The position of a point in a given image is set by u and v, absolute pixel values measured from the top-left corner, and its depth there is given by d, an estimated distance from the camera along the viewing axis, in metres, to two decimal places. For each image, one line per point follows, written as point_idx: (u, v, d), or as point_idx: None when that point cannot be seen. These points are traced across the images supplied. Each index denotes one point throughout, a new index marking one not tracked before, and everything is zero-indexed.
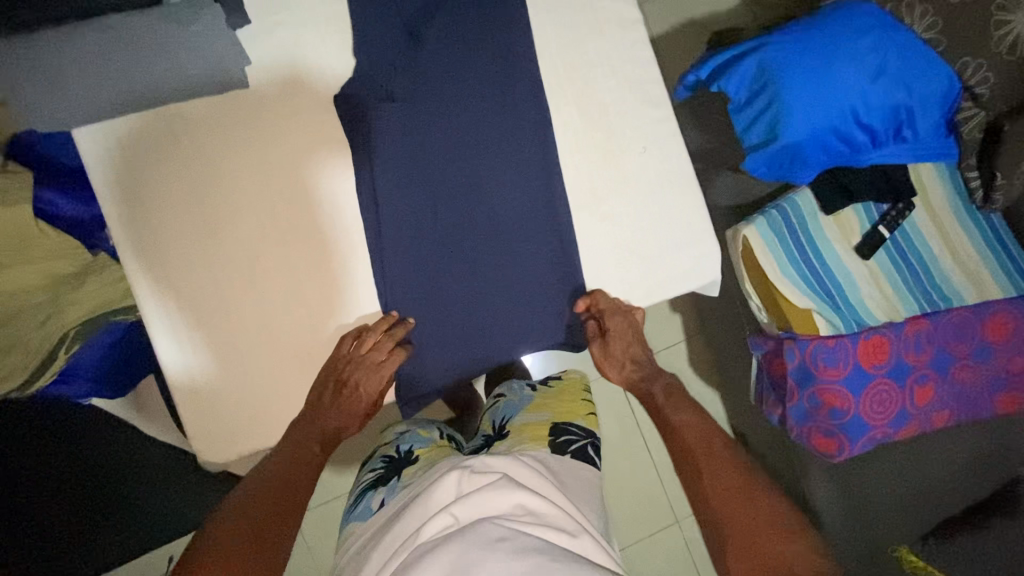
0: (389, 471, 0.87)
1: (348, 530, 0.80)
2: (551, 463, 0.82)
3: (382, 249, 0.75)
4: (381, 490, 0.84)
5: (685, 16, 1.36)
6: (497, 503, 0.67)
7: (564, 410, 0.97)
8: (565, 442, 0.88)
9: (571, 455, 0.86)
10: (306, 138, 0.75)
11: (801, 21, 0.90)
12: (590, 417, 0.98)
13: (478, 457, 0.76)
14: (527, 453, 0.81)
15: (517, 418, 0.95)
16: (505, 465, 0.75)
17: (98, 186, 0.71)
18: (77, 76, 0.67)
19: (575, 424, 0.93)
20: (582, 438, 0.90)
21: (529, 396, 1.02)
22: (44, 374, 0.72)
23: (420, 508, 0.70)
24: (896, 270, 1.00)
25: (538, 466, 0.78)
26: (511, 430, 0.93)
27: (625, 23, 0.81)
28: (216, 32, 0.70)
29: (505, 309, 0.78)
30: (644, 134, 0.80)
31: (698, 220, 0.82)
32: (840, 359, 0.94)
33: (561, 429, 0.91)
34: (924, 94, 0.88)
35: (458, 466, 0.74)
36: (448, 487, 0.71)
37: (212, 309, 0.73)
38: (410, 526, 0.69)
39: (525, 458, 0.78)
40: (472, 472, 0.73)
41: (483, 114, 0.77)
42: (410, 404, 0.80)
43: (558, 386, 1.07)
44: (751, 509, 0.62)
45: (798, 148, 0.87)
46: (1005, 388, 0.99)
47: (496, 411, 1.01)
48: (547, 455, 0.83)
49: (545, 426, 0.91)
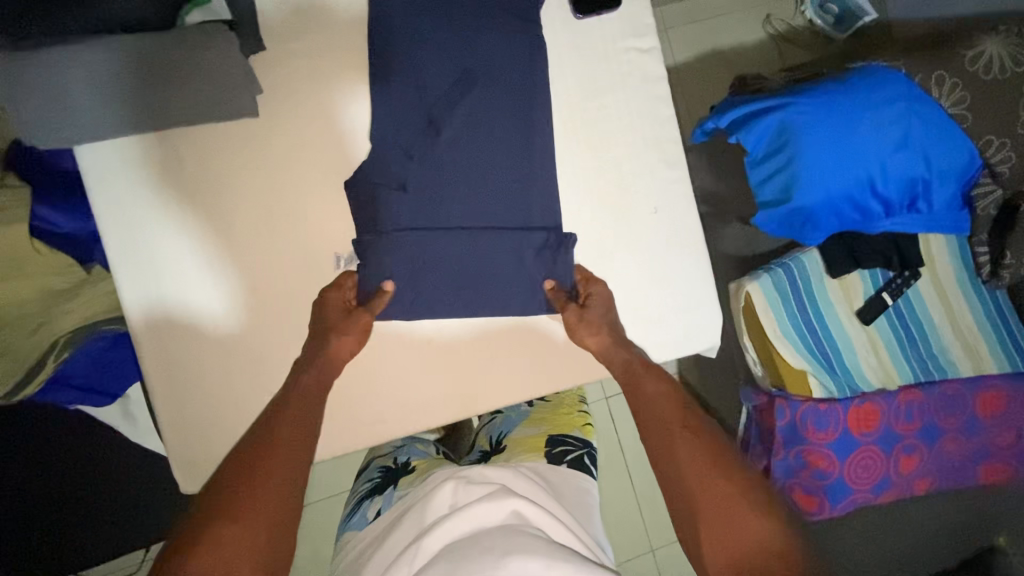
0: (385, 480, 0.89)
1: (343, 539, 0.82)
2: (547, 474, 0.84)
3: (388, 279, 0.74)
4: (377, 500, 0.85)
5: (710, 46, 1.35)
6: (491, 510, 0.67)
7: (561, 423, 0.98)
8: (561, 453, 0.90)
9: (568, 466, 0.87)
10: (313, 173, 0.75)
11: (824, 83, 0.89)
12: (587, 429, 1.00)
13: (474, 470, 0.78)
14: (525, 465, 0.84)
15: (514, 432, 0.97)
16: (501, 477, 0.76)
17: (99, 206, 0.71)
18: (85, 92, 0.65)
19: (571, 435, 0.95)
20: (578, 449, 0.92)
21: (526, 411, 1.03)
22: (31, 380, 0.71)
23: (417, 515, 0.73)
24: (896, 337, 1.00)
25: (535, 477, 0.80)
26: (509, 443, 0.94)
27: (648, 78, 0.79)
28: (228, 59, 0.68)
29: (496, 355, 0.78)
30: (655, 194, 0.79)
31: (704, 281, 0.80)
32: (828, 424, 0.95)
33: (558, 440, 0.93)
34: (941, 168, 0.86)
35: (454, 476, 0.76)
36: (444, 497, 0.73)
37: (207, 333, 0.74)
38: (407, 536, 0.71)
39: (522, 471, 0.79)
40: (468, 482, 0.74)
41: (494, 157, 0.75)
42: (398, 417, 0.78)
43: (556, 399, 1.07)
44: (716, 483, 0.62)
45: (809, 212, 0.86)
46: (989, 461, 0.98)
47: (493, 428, 1.01)
48: (544, 466, 0.85)
49: (542, 438, 0.93)
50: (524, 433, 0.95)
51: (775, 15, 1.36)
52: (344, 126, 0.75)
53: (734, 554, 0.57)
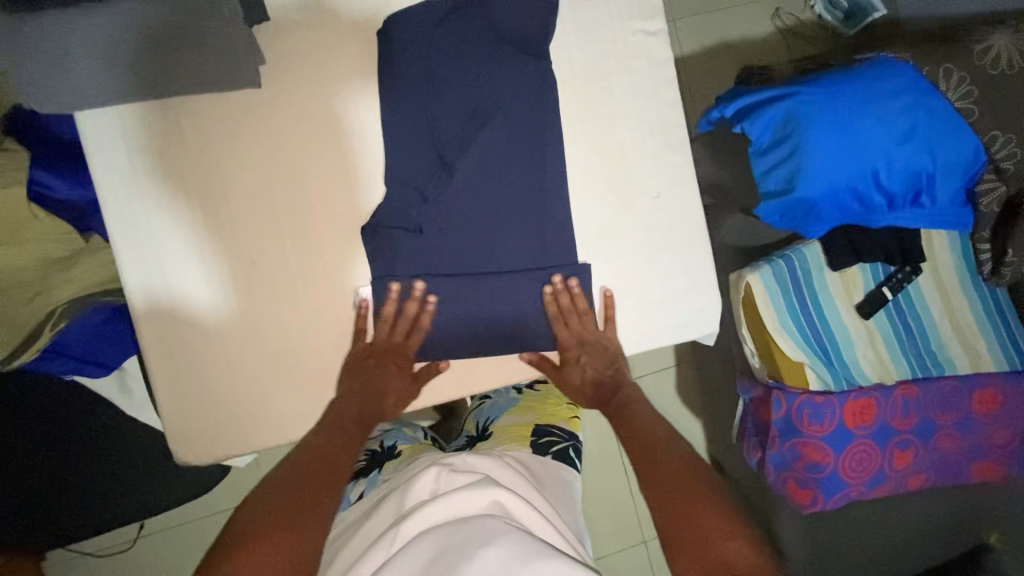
0: (371, 464, 0.90)
1: None
2: (533, 467, 0.83)
3: (392, 254, 0.74)
4: (362, 483, 0.86)
5: (717, 37, 1.34)
6: (471, 500, 0.67)
7: (548, 412, 0.98)
8: (546, 444, 0.90)
9: (552, 457, 0.88)
10: (313, 149, 0.74)
11: (833, 73, 0.88)
12: (573, 421, 1.00)
13: (459, 457, 0.78)
14: (510, 454, 0.83)
15: (501, 419, 0.97)
16: (486, 466, 0.76)
17: (98, 173, 0.71)
18: (84, 56, 0.64)
19: (557, 426, 0.95)
20: (562, 441, 0.92)
21: (515, 398, 1.04)
22: (29, 347, 0.70)
23: (398, 497, 0.73)
24: (894, 333, 1.00)
25: (519, 468, 0.80)
26: (498, 430, 0.94)
27: (655, 62, 0.78)
28: (233, 29, 0.67)
29: (493, 336, 0.78)
30: (658, 180, 0.78)
31: (704, 269, 0.80)
32: (825, 417, 0.95)
33: (543, 431, 0.93)
34: (947, 161, 0.85)
35: (438, 462, 0.76)
36: (427, 481, 0.73)
37: (202, 307, 0.74)
38: (387, 518, 0.71)
39: (506, 462, 0.79)
40: (452, 469, 0.75)
41: (507, 135, 0.74)
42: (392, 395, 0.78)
43: (545, 387, 1.07)
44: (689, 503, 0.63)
45: (813, 203, 0.86)
46: (984, 458, 0.99)
47: (480, 413, 1.03)
48: (527, 457, 0.85)
49: (528, 426, 0.93)
50: (511, 420, 0.96)
51: (783, 9, 1.36)
52: (346, 102, 0.75)
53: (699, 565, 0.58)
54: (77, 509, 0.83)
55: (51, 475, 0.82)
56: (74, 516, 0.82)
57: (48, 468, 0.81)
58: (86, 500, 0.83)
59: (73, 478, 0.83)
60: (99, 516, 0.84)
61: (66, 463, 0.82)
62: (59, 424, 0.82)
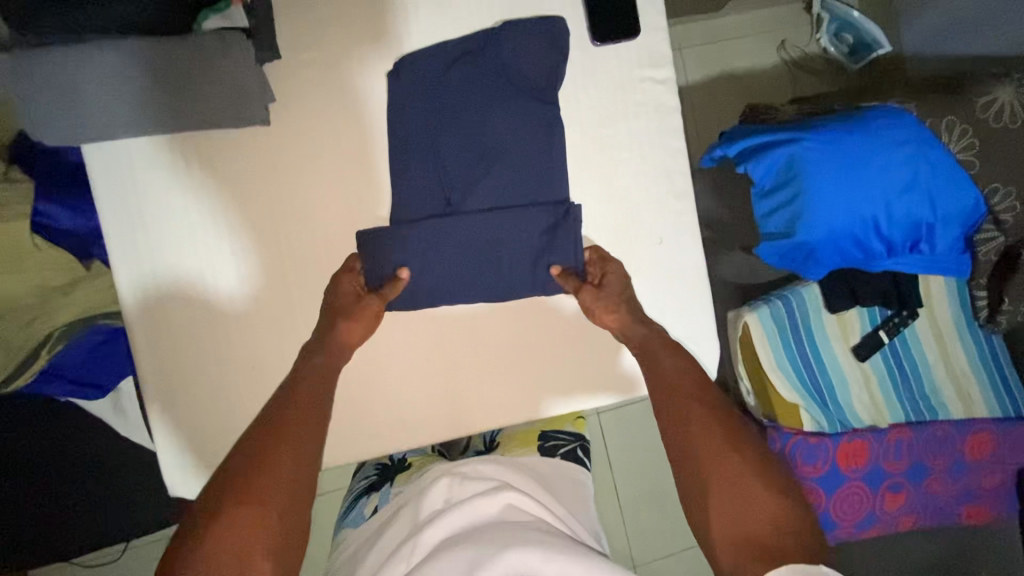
0: (380, 479, 0.90)
1: (341, 536, 0.83)
2: (540, 468, 0.84)
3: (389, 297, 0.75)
4: (374, 497, 0.86)
5: (722, 68, 1.35)
6: (487, 505, 0.68)
7: (553, 417, 0.98)
8: (554, 446, 0.90)
9: (560, 458, 0.88)
10: (321, 182, 0.75)
11: (838, 120, 0.88)
12: (579, 422, 1.00)
13: (470, 466, 0.78)
14: (519, 460, 0.84)
15: (506, 428, 0.97)
16: (494, 471, 0.76)
17: (102, 204, 0.71)
18: (95, 93, 0.65)
19: (563, 430, 0.95)
20: (570, 442, 0.93)
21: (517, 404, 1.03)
22: (22, 373, 0.72)
23: (412, 511, 0.73)
24: (888, 375, 1.00)
25: (528, 471, 0.81)
26: (503, 438, 0.94)
27: (663, 109, 0.78)
28: (244, 67, 0.69)
29: (492, 371, 0.79)
30: (662, 225, 0.79)
31: (703, 311, 0.80)
32: (818, 458, 0.96)
33: (550, 435, 0.93)
34: (947, 212, 0.86)
35: (450, 473, 0.76)
36: (439, 492, 0.73)
37: (203, 337, 0.75)
38: (402, 529, 0.71)
39: (515, 467, 0.79)
40: (463, 479, 0.75)
41: (510, 172, 0.75)
42: (392, 428, 0.78)
43: None
44: (735, 463, 0.61)
45: (813, 248, 0.87)
46: (974, 502, 0.99)
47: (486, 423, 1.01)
48: (535, 460, 0.86)
49: (533, 433, 0.93)
50: (516, 428, 0.95)
51: (789, 41, 1.36)
52: (354, 139, 0.75)
53: (743, 528, 0.57)
54: (86, 521, 0.85)
55: (59, 490, 0.84)
56: (85, 529, 0.85)
57: (54, 484, 0.84)
58: (94, 513, 0.86)
59: (79, 493, 0.85)
60: (107, 527, 0.86)
61: (71, 479, 0.84)
62: (59, 445, 0.83)
